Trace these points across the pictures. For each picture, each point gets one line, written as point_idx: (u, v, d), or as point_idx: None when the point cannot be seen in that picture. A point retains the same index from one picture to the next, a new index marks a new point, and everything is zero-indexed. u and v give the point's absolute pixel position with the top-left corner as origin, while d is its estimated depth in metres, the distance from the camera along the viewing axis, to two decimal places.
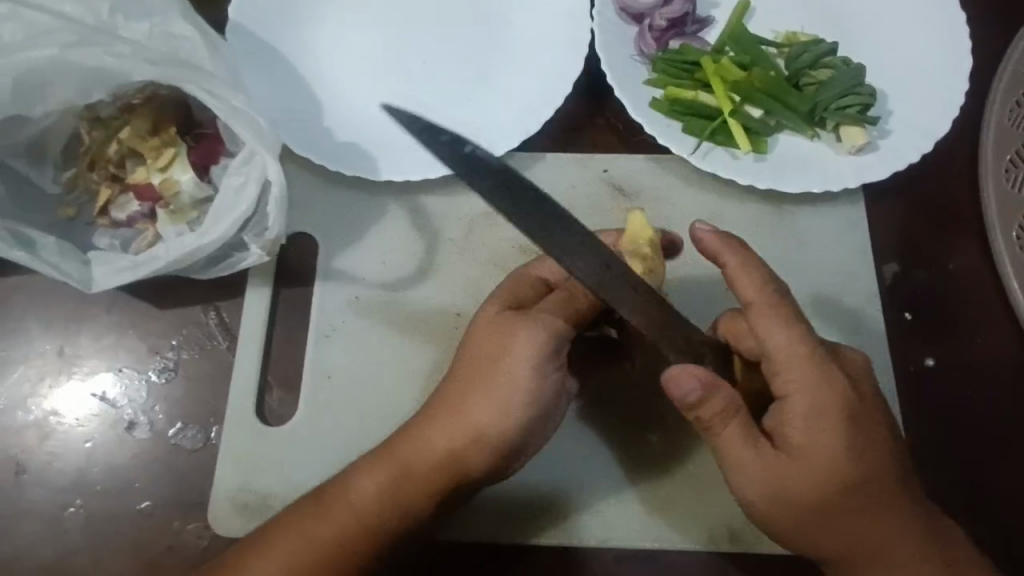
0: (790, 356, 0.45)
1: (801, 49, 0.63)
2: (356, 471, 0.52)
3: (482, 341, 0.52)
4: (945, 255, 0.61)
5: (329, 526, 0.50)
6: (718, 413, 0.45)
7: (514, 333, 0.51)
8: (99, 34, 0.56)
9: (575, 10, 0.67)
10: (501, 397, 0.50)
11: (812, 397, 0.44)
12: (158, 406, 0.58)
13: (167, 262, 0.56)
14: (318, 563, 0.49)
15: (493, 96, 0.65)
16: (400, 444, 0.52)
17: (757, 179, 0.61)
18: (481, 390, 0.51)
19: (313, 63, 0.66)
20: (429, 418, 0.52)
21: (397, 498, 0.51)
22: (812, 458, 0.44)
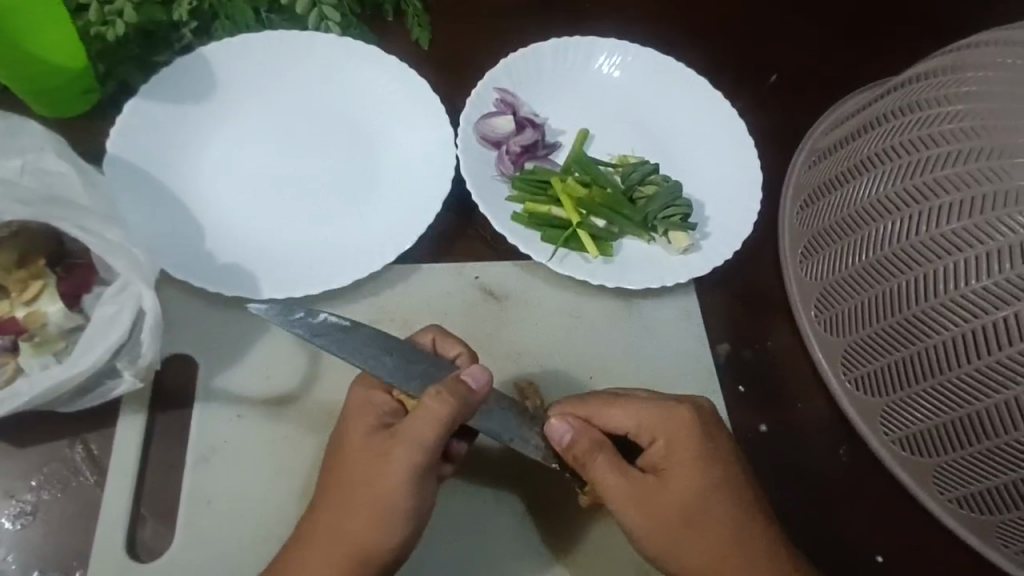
0: (625, 413, 0.56)
1: (631, 169, 0.76)
2: None
3: (356, 463, 0.52)
4: (765, 335, 0.73)
5: None
6: (590, 449, 0.54)
7: (389, 462, 0.51)
8: None
9: (440, 138, 0.75)
10: (385, 520, 0.51)
11: (658, 433, 0.56)
12: (10, 555, 0.54)
13: (34, 393, 0.54)
14: None
15: (371, 215, 0.71)
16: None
17: (606, 279, 0.70)
18: (363, 518, 0.52)
19: (193, 191, 0.70)
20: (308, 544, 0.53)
21: None
22: (670, 482, 0.54)
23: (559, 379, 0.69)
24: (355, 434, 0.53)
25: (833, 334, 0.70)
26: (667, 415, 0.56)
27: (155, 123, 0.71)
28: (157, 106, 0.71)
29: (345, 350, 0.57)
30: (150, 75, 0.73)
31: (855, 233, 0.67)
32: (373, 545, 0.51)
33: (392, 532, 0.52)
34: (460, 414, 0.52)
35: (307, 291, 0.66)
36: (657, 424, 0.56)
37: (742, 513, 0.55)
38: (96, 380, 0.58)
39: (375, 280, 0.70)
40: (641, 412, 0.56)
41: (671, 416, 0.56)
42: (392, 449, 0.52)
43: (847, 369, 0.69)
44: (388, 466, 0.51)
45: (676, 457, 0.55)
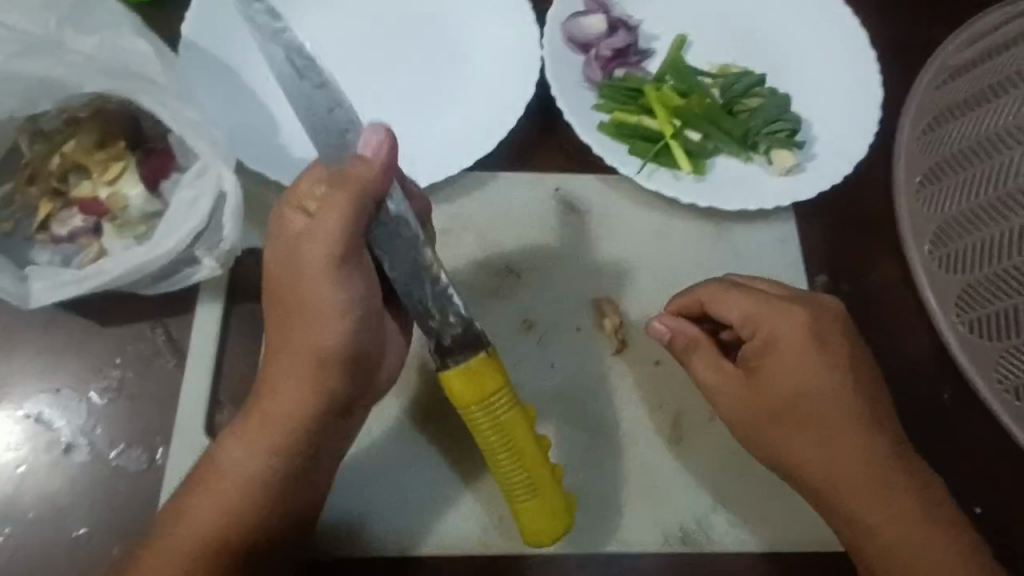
0: (738, 311, 0.54)
1: (733, 80, 0.69)
2: (226, 441, 0.49)
3: (279, 271, 0.45)
4: (869, 269, 0.67)
5: (212, 509, 0.48)
6: (688, 344, 0.55)
7: (304, 257, 0.43)
8: (46, 45, 0.55)
9: (525, 36, 0.70)
10: (320, 321, 0.45)
11: (769, 329, 0.54)
12: (99, 426, 0.56)
13: (121, 269, 0.54)
14: (215, 537, 0.48)
15: (448, 116, 0.67)
16: (256, 407, 0.48)
17: (699, 197, 0.65)
18: (302, 328, 0.45)
19: (265, 81, 0.66)
20: (268, 372, 0.48)
21: (272, 460, 0.48)
22: (772, 379, 0.53)
23: (636, 303, 0.65)
24: (273, 248, 0.45)
25: (948, 272, 0.63)
26: (777, 308, 0.54)
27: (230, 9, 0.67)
28: None
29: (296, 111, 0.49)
30: None
31: (986, 162, 0.61)
32: (315, 367, 0.46)
33: (333, 334, 0.45)
34: (363, 202, 0.42)
35: None
36: (769, 318, 0.54)
37: (850, 414, 0.53)
38: (178, 263, 0.58)
39: (449, 186, 0.67)
40: (752, 307, 0.54)
41: (779, 308, 0.54)
42: (306, 246, 0.43)
43: (961, 310, 0.63)
44: (305, 264, 0.43)
45: (780, 350, 0.53)
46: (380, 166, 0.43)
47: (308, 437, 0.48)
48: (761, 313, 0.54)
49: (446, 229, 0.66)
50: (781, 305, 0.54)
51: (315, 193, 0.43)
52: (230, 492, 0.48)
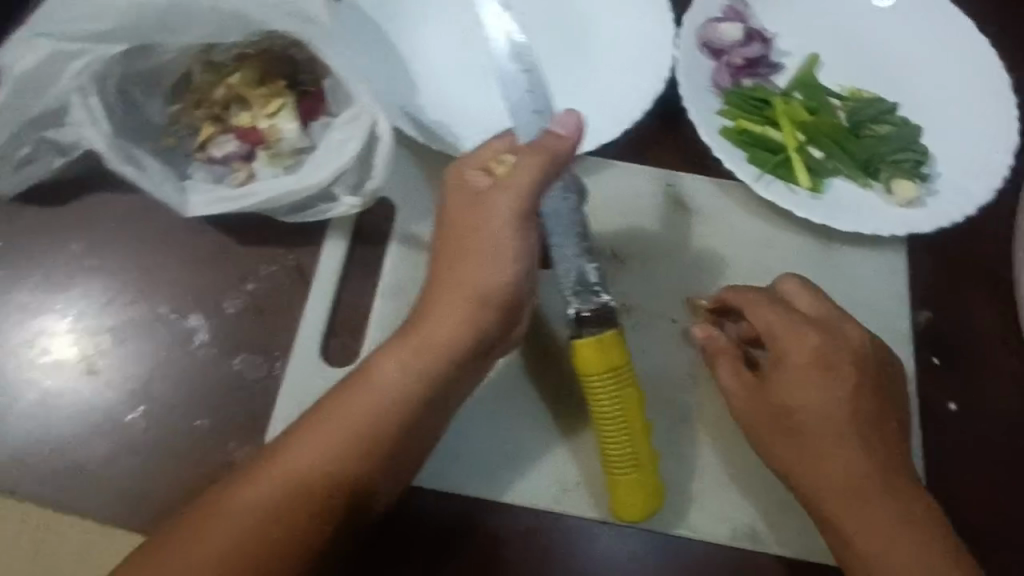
0: (758, 320, 0.56)
1: (864, 104, 0.69)
2: (378, 359, 0.52)
3: (459, 210, 0.51)
4: (977, 313, 0.66)
5: (350, 420, 0.51)
6: (719, 348, 0.57)
7: (494, 200, 0.49)
8: None
9: (661, 36, 0.71)
10: (494, 252, 0.50)
11: (782, 339, 0.54)
12: (227, 332, 0.61)
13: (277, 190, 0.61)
14: (349, 447, 0.50)
15: (578, 101, 0.70)
16: (413, 329, 0.52)
17: (813, 214, 0.66)
18: (476, 257, 0.50)
19: (409, 44, 0.70)
20: (428, 300, 0.52)
21: (419, 377, 0.51)
22: (780, 388, 0.54)
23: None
24: (456, 193, 0.51)
25: None
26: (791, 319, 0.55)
27: None
28: None
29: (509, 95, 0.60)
30: None
31: None
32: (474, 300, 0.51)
33: (504, 269, 0.50)
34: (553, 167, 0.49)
35: None
36: (788, 330, 0.54)
37: (845, 434, 0.52)
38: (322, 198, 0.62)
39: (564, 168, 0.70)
40: (777, 317, 0.55)
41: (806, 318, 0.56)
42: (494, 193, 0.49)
43: None
44: (492, 206, 0.49)
45: (812, 366, 0.54)
46: (572, 143, 0.49)
47: (458, 364, 0.52)
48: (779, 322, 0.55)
49: None
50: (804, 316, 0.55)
51: (501, 160, 0.51)
52: (372, 409, 0.51)
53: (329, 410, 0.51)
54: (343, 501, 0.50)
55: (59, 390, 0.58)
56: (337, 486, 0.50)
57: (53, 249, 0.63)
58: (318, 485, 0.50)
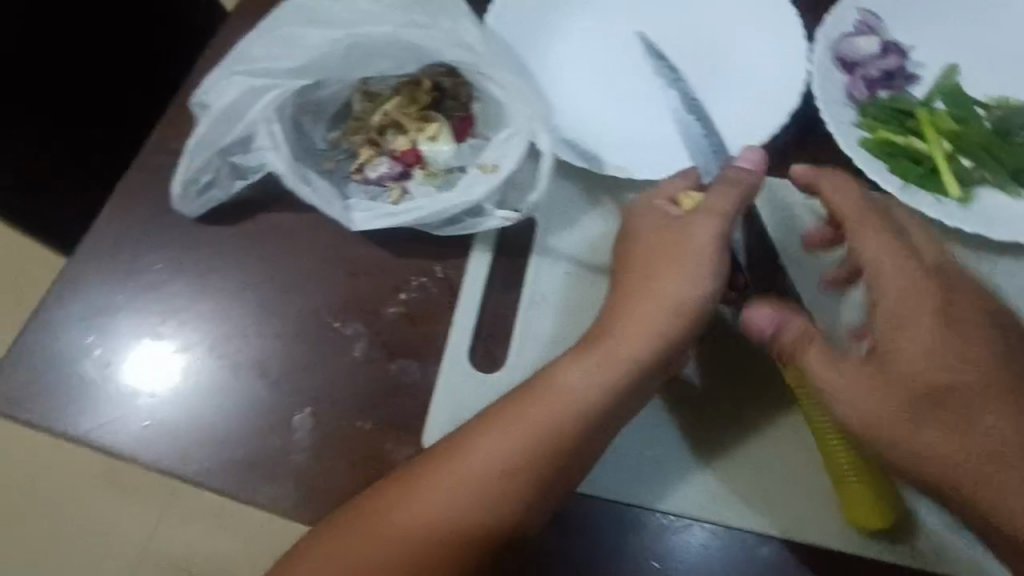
0: (895, 288, 0.53)
1: (1014, 112, 0.68)
2: (568, 364, 0.57)
3: (651, 238, 0.58)
4: None
5: (541, 411, 0.56)
6: (798, 336, 0.54)
7: (695, 224, 0.57)
8: (420, 19, 0.63)
9: (795, 52, 0.72)
10: (688, 267, 0.56)
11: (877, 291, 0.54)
12: (384, 339, 0.66)
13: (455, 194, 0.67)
14: (539, 438, 0.55)
15: (712, 116, 0.72)
16: (604, 338, 0.57)
17: (964, 223, 0.64)
18: (676, 263, 0.56)
19: (550, 72, 0.76)
20: (618, 313, 0.57)
21: (605, 382, 0.56)
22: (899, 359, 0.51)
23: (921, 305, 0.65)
24: (652, 216, 0.59)
25: None
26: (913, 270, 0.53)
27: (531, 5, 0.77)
28: None
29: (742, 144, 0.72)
30: None
31: None
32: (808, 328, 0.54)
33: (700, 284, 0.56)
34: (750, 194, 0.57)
35: (647, 174, 0.70)
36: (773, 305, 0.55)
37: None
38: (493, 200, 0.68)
39: None
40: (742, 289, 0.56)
41: (919, 289, 0.53)
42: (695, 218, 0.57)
43: None
44: (692, 235, 0.56)
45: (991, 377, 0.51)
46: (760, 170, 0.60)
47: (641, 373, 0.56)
48: (915, 283, 0.53)
49: None
50: (939, 307, 0.52)
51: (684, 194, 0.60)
52: (557, 420, 0.56)
53: (508, 418, 0.56)
54: (532, 484, 0.55)
55: (241, 392, 0.65)
56: (526, 469, 0.55)
57: (230, 263, 0.69)
58: (492, 485, 0.55)
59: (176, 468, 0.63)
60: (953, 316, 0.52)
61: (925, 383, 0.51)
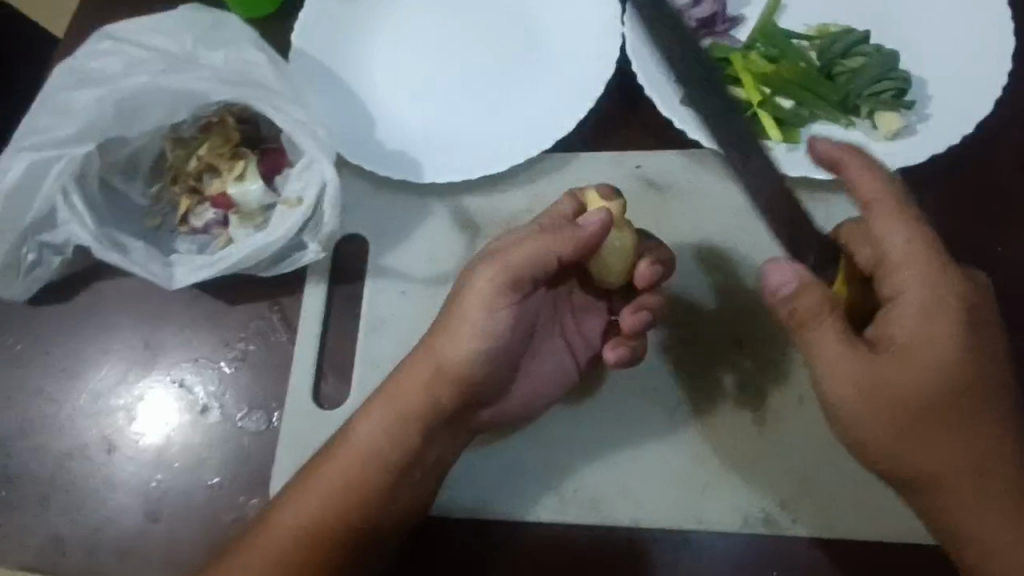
0: (898, 255, 0.47)
1: (831, 40, 0.64)
2: (358, 419, 0.56)
3: (468, 289, 0.54)
4: (994, 240, 0.61)
5: (338, 467, 0.55)
6: (812, 310, 0.47)
7: (480, 271, 0.54)
8: (188, 63, 0.64)
9: (608, 16, 0.69)
10: (470, 324, 0.54)
11: (923, 296, 0.46)
12: (228, 392, 0.65)
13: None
14: (336, 498, 0.54)
15: (530, 100, 0.69)
16: (392, 397, 0.55)
17: (789, 168, 0.62)
18: (456, 321, 0.54)
19: (366, 81, 0.72)
20: (407, 369, 0.56)
21: (393, 438, 0.55)
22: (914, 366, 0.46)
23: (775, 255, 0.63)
24: (480, 271, 0.54)
25: None
26: (947, 278, 0.46)
27: (334, 14, 0.74)
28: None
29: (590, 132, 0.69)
30: None
31: None
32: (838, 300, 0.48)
33: (482, 338, 0.54)
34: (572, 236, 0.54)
35: (468, 175, 0.67)
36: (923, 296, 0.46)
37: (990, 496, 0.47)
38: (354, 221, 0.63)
39: (529, 170, 0.69)
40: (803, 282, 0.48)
41: (947, 298, 0.46)
42: (488, 262, 0.54)
43: None
44: (473, 282, 0.54)
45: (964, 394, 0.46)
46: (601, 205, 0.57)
47: (431, 425, 0.55)
48: (936, 299, 0.46)
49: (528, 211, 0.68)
50: (962, 318, 0.46)
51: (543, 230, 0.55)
52: (351, 468, 0.55)
53: (310, 478, 0.55)
54: (344, 537, 0.54)
55: (89, 472, 0.63)
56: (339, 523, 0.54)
57: (63, 341, 0.67)
58: (300, 546, 0.53)
59: (27, 561, 0.61)
60: (967, 324, 0.46)
61: (951, 392, 0.46)
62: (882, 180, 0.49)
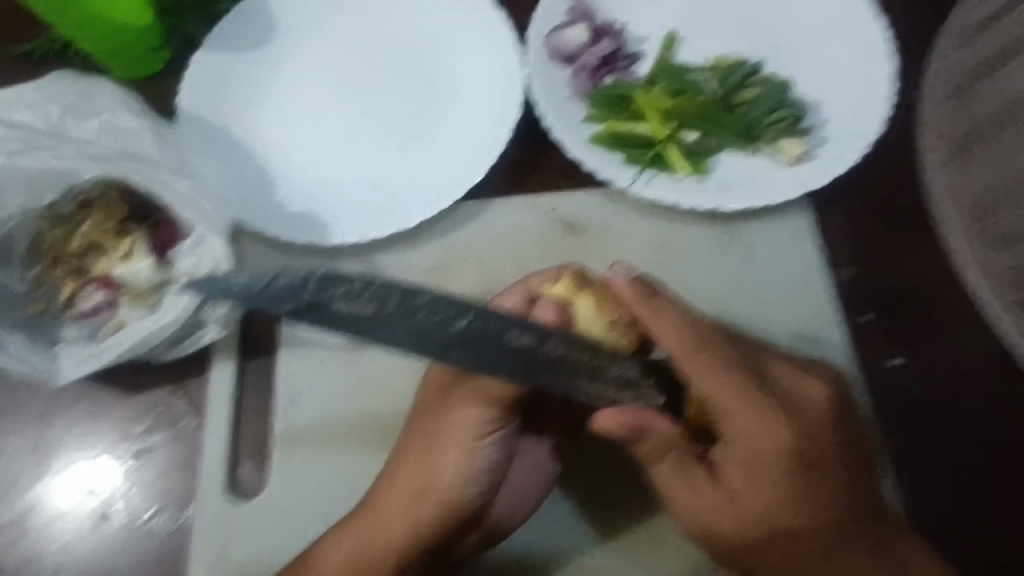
0: (717, 401, 0.46)
1: (728, 72, 0.66)
2: (328, 535, 0.52)
3: (453, 416, 0.51)
4: (901, 255, 0.62)
5: None
6: (652, 449, 0.47)
7: (456, 403, 0.51)
8: (51, 137, 0.60)
9: (509, 60, 0.69)
10: (450, 459, 0.51)
11: (750, 438, 0.46)
12: (132, 491, 0.59)
13: (384, 283, 0.44)
14: None
15: (438, 148, 0.67)
16: (365, 519, 0.52)
17: (700, 202, 0.62)
18: (434, 455, 0.51)
19: (264, 140, 0.69)
20: (378, 496, 0.52)
21: (368, 563, 0.50)
22: (752, 503, 0.46)
23: (697, 279, 0.63)
24: (464, 404, 0.51)
25: (997, 251, 0.56)
26: (768, 410, 0.46)
27: (223, 72, 0.70)
28: (225, 53, 0.70)
29: (498, 177, 0.68)
30: (213, 25, 0.73)
31: None
32: (680, 433, 0.47)
33: (471, 473, 0.51)
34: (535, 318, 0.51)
35: (380, 232, 0.64)
36: (754, 431, 0.46)
37: None
38: (303, 294, 0.44)
39: (444, 219, 0.67)
40: (638, 423, 0.46)
41: (775, 436, 0.46)
42: (461, 391, 0.52)
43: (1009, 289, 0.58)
44: (456, 413, 0.51)
45: (816, 523, 0.46)
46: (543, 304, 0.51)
47: (417, 556, 0.51)
48: (767, 440, 0.46)
49: (446, 262, 0.66)
50: (792, 454, 0.46)
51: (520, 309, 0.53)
52: None
53: None
54: None
55: None
56: None
57: None
58: None
59: None
60: (800, 457, 0.46)
61: (801, 522, 0.46)
62: (687, 325, 0.47)
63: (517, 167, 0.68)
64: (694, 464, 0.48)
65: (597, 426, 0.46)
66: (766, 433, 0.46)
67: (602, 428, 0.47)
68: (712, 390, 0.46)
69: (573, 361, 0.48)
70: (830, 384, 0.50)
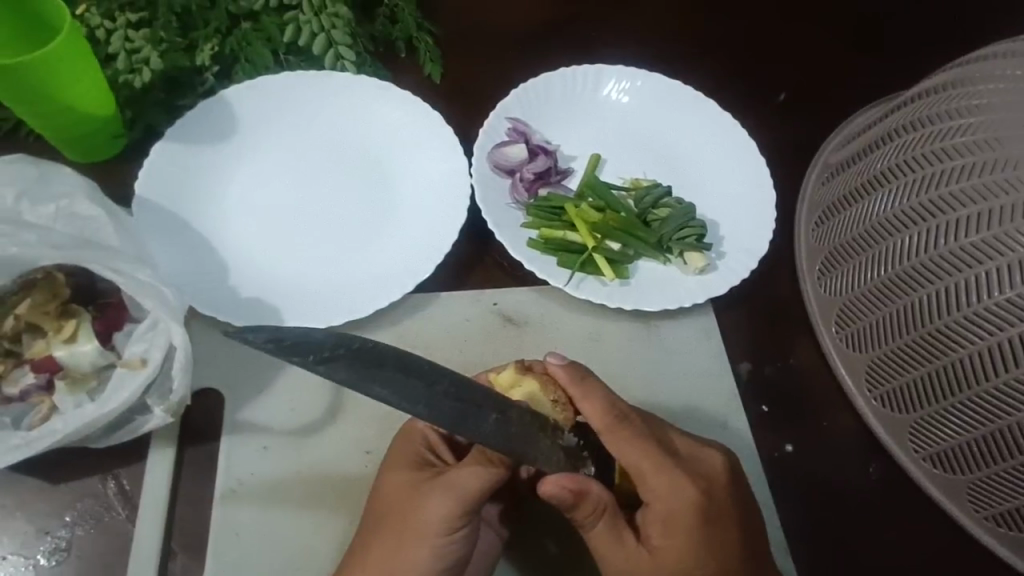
0: (635, 466, 0.52)
1: (643, 193, 0.77)
2: None
3: (421, 509, 0.53)
4: (787, 352, 0.74)
5: None
6: (590, 513, 0.52)
7: (426, 497, 0.54)
8: (8, 222, 0.59)
9: (457, 167, 0.77)
10: (417, 553, 0.53)
11: (663, 500, 0.52)
12: None
13: (384, 347, 0.51)
14: None
15: (388, 243, 0.73)
16: None
17: (623, 302, 0.71)
18: (400, 546, 0.53)
19: (220, 230, 0.72)
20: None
21: None
22: (671, 560, 0.51)
23: (621, 369, 0.71)
24: (434, 501, 0.53)
25: (854, 350, 0.70)
26: (676, 473, 0.52)
27: (181, 163, 0.73)
28: (184, 145, 0.74)
29: (445, 273, 0.74)
30: (174, 118, 0.77)
31: (875, 247, 0.66)
32: (611, 497, 0.52)
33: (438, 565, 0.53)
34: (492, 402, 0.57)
35: (330, 321, 0.67)
36: (668, 491, 0.52)
37: None
38: (323, 350, 0.48)
39: (393, 310, 0.72)
40: (580, 488, 0.51)
41: (686, 498, 0.51)
42: (431, 486, 0.54)
43: (872, 386, 0.69)
44: (425, 507, 0.53)
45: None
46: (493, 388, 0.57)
47: None
48: (677, 500, 0.51)
49: None
50: (700, 511, 0.52)
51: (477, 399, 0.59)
52: None
53: None
54: None
55: None
56: None
57: None
58: None
59: None
60: (707, 516, 0.52)
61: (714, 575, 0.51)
62: (611, 404, 0.53)
63: (462, 264, 0.75)
64: (623, 525, 0.53)
65: (543, 492, 0.50)
66: (674, 493, 0.52)
67: (547, 495, 0.51)
68: (628, 457, 0.52)
69: (523, 438, 0.53)
70: (726, 451, 0.57)
